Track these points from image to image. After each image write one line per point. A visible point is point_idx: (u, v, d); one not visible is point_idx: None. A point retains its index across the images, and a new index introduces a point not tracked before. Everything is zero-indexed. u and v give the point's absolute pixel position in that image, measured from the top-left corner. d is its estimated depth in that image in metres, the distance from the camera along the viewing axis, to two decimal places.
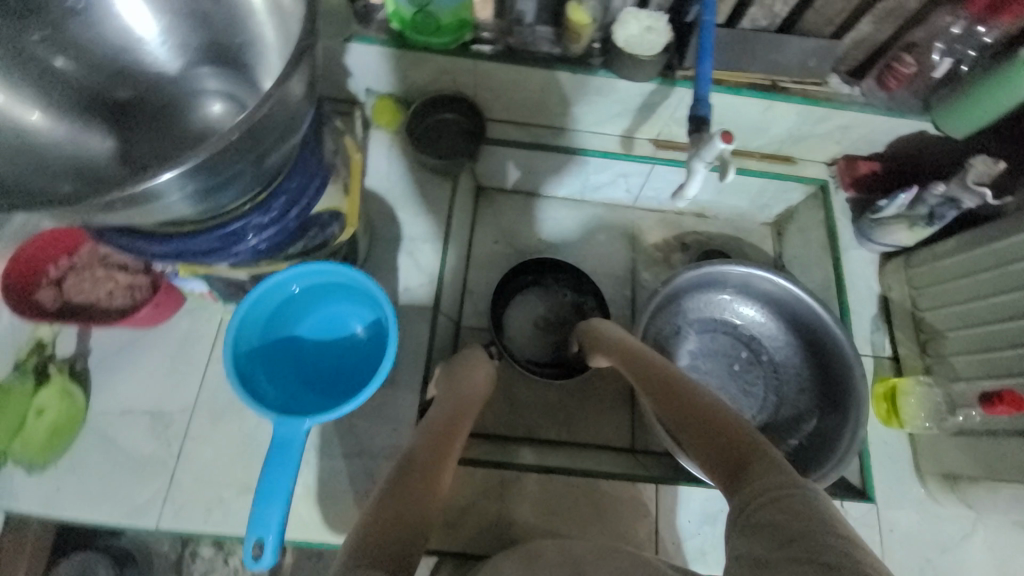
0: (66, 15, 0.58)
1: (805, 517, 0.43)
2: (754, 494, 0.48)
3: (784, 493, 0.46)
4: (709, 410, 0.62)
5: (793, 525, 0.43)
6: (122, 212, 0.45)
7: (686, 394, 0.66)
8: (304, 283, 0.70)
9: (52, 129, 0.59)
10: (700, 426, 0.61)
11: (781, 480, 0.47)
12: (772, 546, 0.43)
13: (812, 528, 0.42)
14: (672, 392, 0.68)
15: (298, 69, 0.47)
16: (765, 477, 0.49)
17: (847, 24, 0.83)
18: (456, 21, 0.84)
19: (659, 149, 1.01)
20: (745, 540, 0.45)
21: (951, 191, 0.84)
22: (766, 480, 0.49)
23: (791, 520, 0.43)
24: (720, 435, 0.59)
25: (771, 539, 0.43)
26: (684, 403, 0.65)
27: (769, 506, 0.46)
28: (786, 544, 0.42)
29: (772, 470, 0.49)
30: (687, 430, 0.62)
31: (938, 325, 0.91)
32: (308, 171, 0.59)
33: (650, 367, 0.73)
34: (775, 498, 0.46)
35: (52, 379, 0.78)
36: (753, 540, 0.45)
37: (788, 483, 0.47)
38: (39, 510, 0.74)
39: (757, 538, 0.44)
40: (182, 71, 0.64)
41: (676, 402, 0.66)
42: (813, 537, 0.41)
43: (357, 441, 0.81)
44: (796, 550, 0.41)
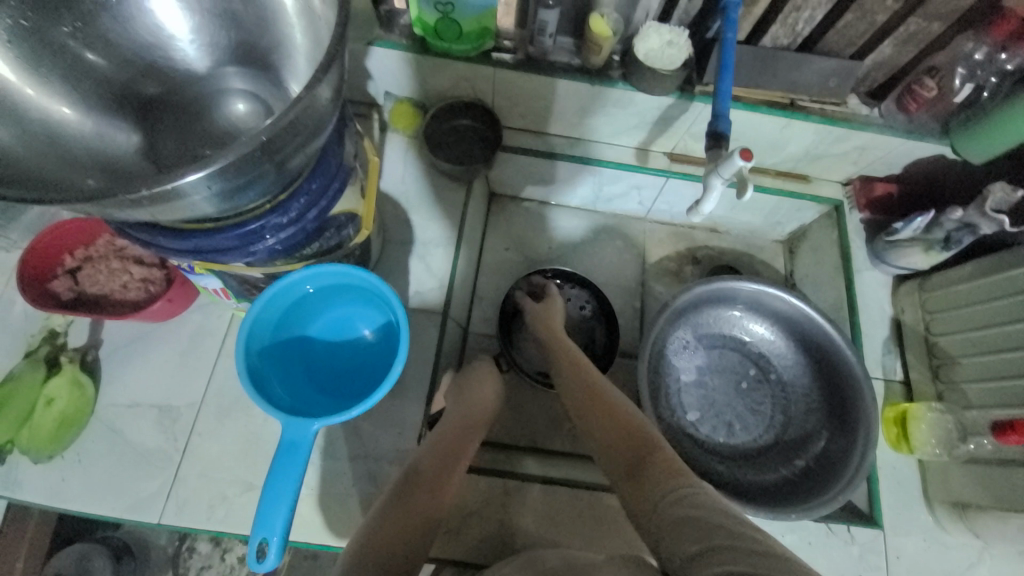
0: (98, 9, 0.59)
1: (712, 511, 0.48)
2: (660, 500, 0.52)
3: (687, 493, 0.51)
4: (625, 421, 0.67)
5: (706, 519, 0.47)
6: (148, 209, 0.46)
7: (607, 406, 0.70)
8: (318, 283, 0.71)
9: (81, 123, 0.60)
10: (616, 437, 0.65)
11: (680, 482, 0.53)
12: (694, 540, 0.45)
13: (720, 521, 0.46)
14: (596, 403, 0.71)
15: (328, 74, 0.47)
16: (668, 481, 0.54)
17: (869, 45, 0.83)
18: (478, 29, 0.82)
19: (673, 163, 1.01)
20: (668, 542, 0.47)
21: (968, 217, 0.83)
22: (665, 485, 0.53)
23: (702, 514, 0.48)
24: (627, 445, 0.63)
25: (690, 534, 0.46)
26: (603, 417, 0.69)
27: (681, 505, 0.50)
28: (705, 537, 0.45)
29: (672, 474, 0.55)
30: (604, 443, 0.66)
31: (951, 350, 0.90)
32: (329, 173, 0.60)
33: (585, 376, 0.77)
34: (683, 499, 0.50)
35: (63, 368, 0.78)
36: (675, 539, 0.47)
37: (688, 486, 0.52)
38: (44, 499, 0.74)
39: (679, 536, 0.47)
40: (209, 69, 0.65)
41: (600, 410, 0.70)
42: (729, 528, 0.45)
43: (363, 444, 0.81)
44: (715, 540, 0.44)
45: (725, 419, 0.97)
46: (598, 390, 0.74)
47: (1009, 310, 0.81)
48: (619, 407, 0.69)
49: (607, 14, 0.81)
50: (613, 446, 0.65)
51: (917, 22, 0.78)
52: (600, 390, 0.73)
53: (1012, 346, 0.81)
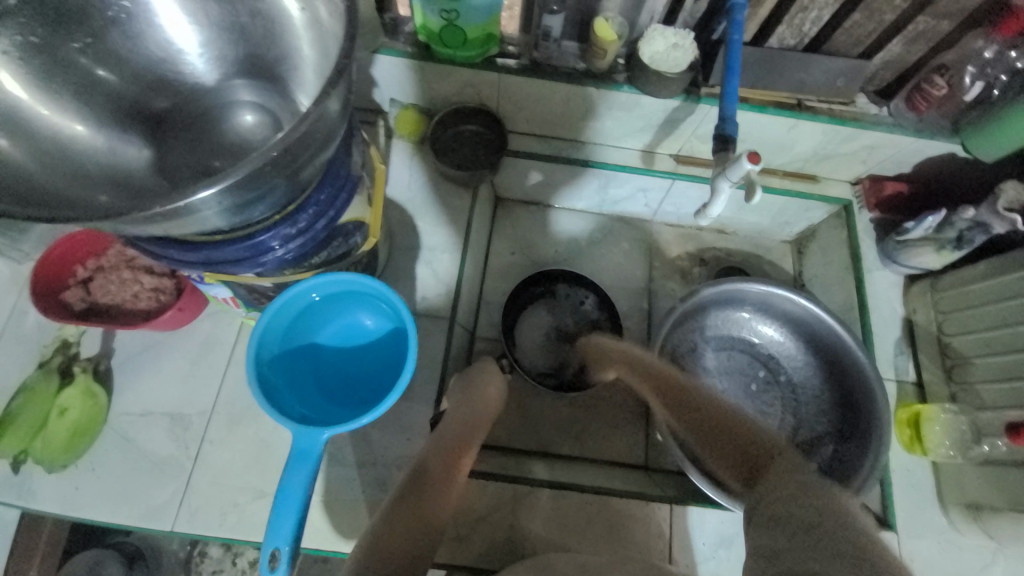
0: (108, 24, 0.59)
1: (817, 510, 0.45)
2: (765, 494, 0.50)
3: (801, 489, 0.48)
4: (726, 415, 0.65)
5: (806, 516, 0.45)
6: (160, 224, 0.46)
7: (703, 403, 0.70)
8: (325, 291, 0.71)
9: (93, 139, 0.60)
10: (716, 431, 0.64)
11: (797, 477, 0.50)
12: (786, 537, 0.44)
13: (824, 521, 0.44)
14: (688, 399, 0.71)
15: (337, 87, 0.47)
16: (779, 476, 0.51)
17: (877, 45, 0.82)
18: (483, 35, 0.83)
19: (680, 165, 1.00)
20: (760, 536, 0.46)
21: (980, 216, 0.83)
22: (777, 478, 0.51)
23: (804, 513, 0.45)
24: (729, 438, 0.61)
25: (781, 533, 0.45)
26: (697, 413, 0.69)
27: (786, 502, 0.47)
28: (798, 533, 0.44)
29: (787, 470, 0.52)
30: (707, 437, 0.64)
31: (965, 351, 0.89)
32: (337, 183, 0.60)
33: (664, 378, 0.77)
34: (792, 493, 0.48)
35: (76, 378, 0.79)
36: (767, 534, 0.46)
37: (806, 484, 0.49)
38: (60, 507, 0.75)
39: (772, 531, 0.46)
40: (217, 82, 0.66)
41: (693, 412, 0.69)
42: (830, 528, 0.43)
43: (371, 450, 0.81)
44: (809, 538, 0.43)
45: None
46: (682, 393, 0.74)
47: None
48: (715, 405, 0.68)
49: (612, 18, 0.81)
50: (715, 437, 0.63)
51: (926, 20, 0.77)
52: (686, 389, 0.74)
53: None
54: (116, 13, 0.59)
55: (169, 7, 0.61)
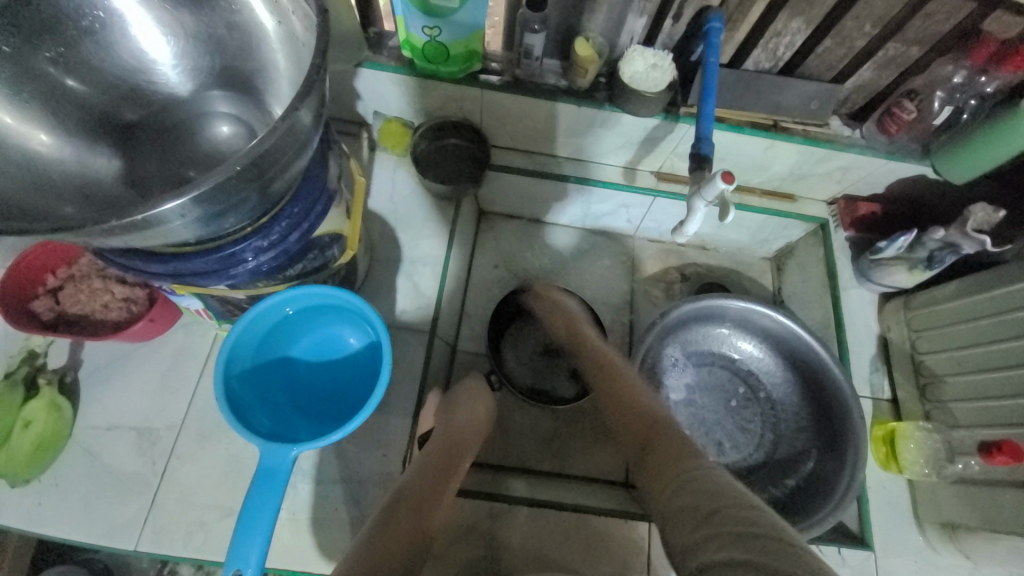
0: (81, 34, 0.59)
1: (715, 496, 0.48)
2: (670, 488, 0.53)
3: (702, 478, 0.52)
4: (640, 405, 0.71)
5: (706, 505, 0.47)
6: (124, 236, 0.46)
7: (624, 386, 0.76)
8: (298, 305, 0.70)
9: (60, 150, 0.60)
10: (626, 412, 0.72)
11: (697, 470, 0.53)
12: (691, 529, 0.46)
13: (718, 505, 0.46)
14: (613, 387, 0.76)
15: (308, 101, 0.47)
16: (682, 468, 0.55)
17: (848, 70, 0.85)
18: (465, 52, 0.83)
19: (661, 182, 1.02)
20: (672, 530, 0.48)
21: (949, 237, 0.85)
22: (677, 473, 0.54)
23: (705, 502, 0.48)
24: (643, 425, 0.68)
25: (687, 523, 0.47)
26: (621, 400, 0.74)
27: (687, 493, 0.50)
28: (699, 522, 0.46)
29: (688, 462, 0.55)
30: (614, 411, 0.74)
31: (938, 369, 0.90)
32: (312, 196, 0.60)
33: (600, 360, 0.82)
34: (690, 485, 0.51)
35: (41, 392, 0.76)
36: (677, 528, 0.47)
37: (698, 471, 0.53)
38: (18, 525, 0.72)
39: (680, 524, 0.47)
40: (193, 94, 0.66)
41: (613, 398, 0.75)
42: (727, 511, 0.45)
43: (346, 466, 0.79)
44: (708, 523, 0.45)
45: (715, 437, 0.97)
46: (616, 375, 0.78)
47: (1016, 325, 0.78)
48: (636, 397, 0.73)
49: (592, 38, 0.83)
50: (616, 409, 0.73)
51: (895, 46, 0.79)
52: (618, 372, 0.79)
53: (1012, 363, 0.79)
54: (90, 23, 0.59)
55: (143, 20, 0.61)
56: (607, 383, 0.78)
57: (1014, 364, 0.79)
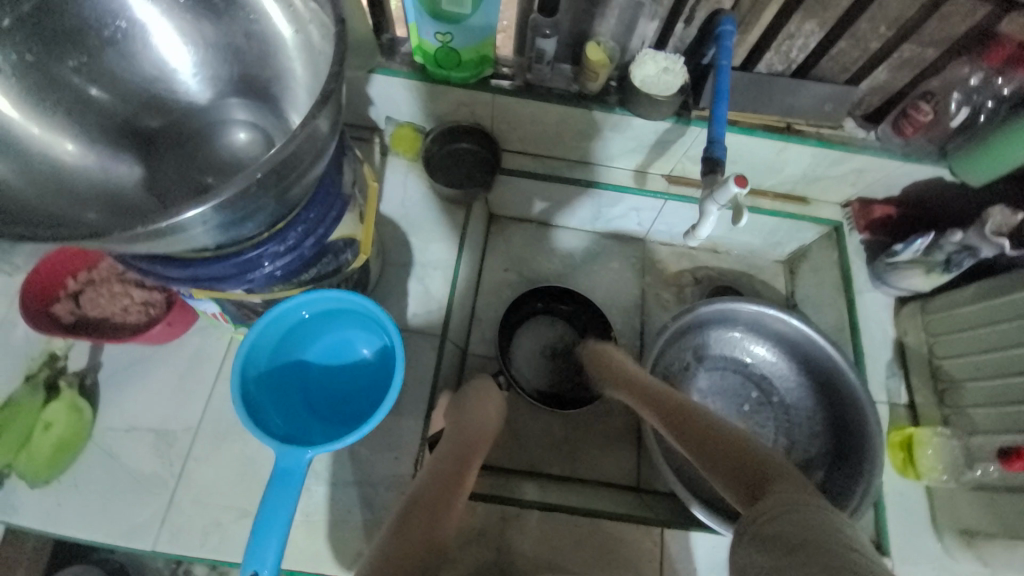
0: (104, 44, 0.61)
1: (819, 530, 0.44)
2: (767, 512, 0.49)
3: (807, 508, 0.47)
4: (722, 432, 0.65)
5: (803, 535, 0.44)
6: (147, 243, 0.47)
7: (696, 416, 0.69)
8: (312, 309, 0.71)
9: (83, 158, 0.61)
10: (706, 438, 0.65)
11: (803, 498, 0.49)
12: (779, 555, 0.43)
13: (821, 538, 0.43)
14: (687, 418, 0.70)
15: (326, 109, 0.48)
16: (781, 494, 0.51)
17: (862, 72, 0.84)
18: (477, 57, 0.84)
19: (672, 185, 1.01)
20: (756, 552, 0.46)
21: (968, 240, 0.83)
22: (776, 495, 0.51)
23: (800, 530, 0.45)
24: (732, 453, 0.61)
25: (777, 547, 0.44)
26: (701, 429, 0.67)
27: (780, 519, 0.47)
28: (793, 550, 0.43)
29: (791, 490, 0.51)
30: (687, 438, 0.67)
31: (956, 374, 0.89)
32: (327, 202, 0.61)
33: (655, 395, 0.76)
34: (792, 512, 0.47)
35: (63, 394, 0.80)
36: (762, 551, 0.45)
37: (799, 497, 0.49)
38: (39, 525, 0.74)
39: (767, 548, 0.45)
40: (210, 101, 0.67)
41: (688, 423, 0.69)
42: (830, 547, 0.42)
43: (359, 469, 0.80)
44: (805, 552, 0.42)
45: None
46: (682, 408, 0.72)
47: None
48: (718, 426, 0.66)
49: (603, 42, 0.83)
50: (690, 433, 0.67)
51: (911, 48, 0.78)
52: (686, 405, 0.72)
53: None
54: (112, 33, 0.61)
55: (163, 29, 0.62)
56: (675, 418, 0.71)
57: None
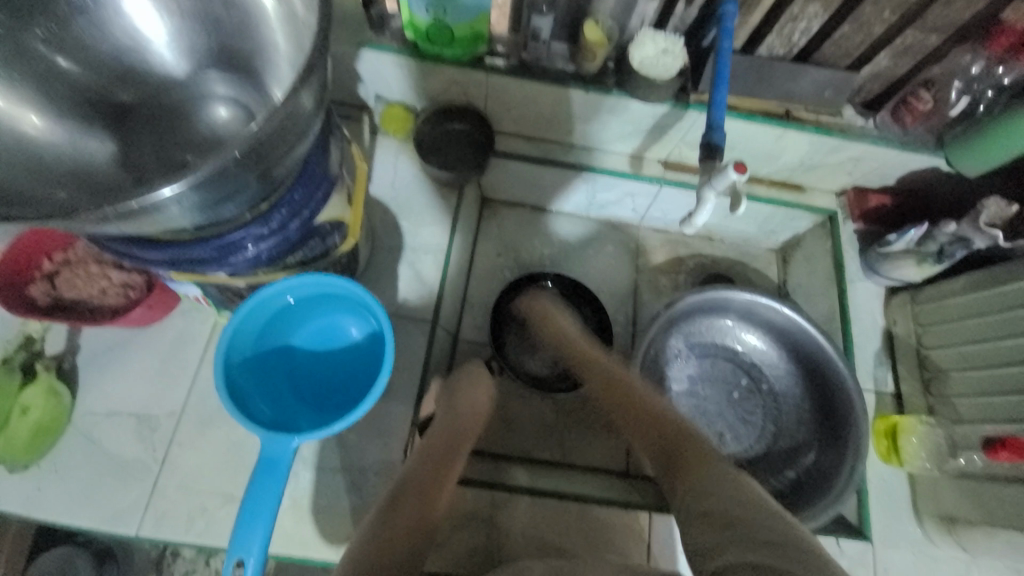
0: (73, 12, 0.57)
1: (738, 502, 0.48)
2: (700, 494, 0.52)
3: (727, 483, 0.52)
4: (659, 413, 0.71)
5: (728, 509, 0.48)
6: (121, 223, 0.44)
7: (636, 398, 0.75)
8: (300, 293, 0.69)
9: (53, 132, 0.58)
10: (648, 429, 0.69)
11: (728, 479, 0.53)
12: (711, 530, 0.47)
13: (747, 515, 0.46)
14: (627, 402, 0.75)
15: (310, 82, 0.46)
16: (707, 477, 0.55)
17: (864, 57, 0.82)
18: (471, 34, 0.81)
19: (668, 170, 1.00)
20: (697, 531, 0.48)
21: (961, 231, 0.83)
22: (711, 479, 0.54)
23: (733, 508, 0.48)
24: (669, 441, 0.65)
25: (715, 525, 0.47)
26: (641, 414, 0.72)
27: (716, 499, 0.50)
28: (724, 525, 0.46)
29: (718, 471, 0.55)
30: (631, 425, 0.73)
31: (942, 363, 0.90)
32: (313, 182, 0.58)
33: (614, 381, 0.79)
34: (714, 490, 0.52)
35: (39, 378, 0.76)
36: (702, 531, 0.47)
37: (730, 480, 0.53)
38: (18, 510, 0.72)
39: (706, 528, 0.47)
40: (188, 74, 0.64)
41: (631, 412, 0.73)
42: (758, 520, 0.45)
43: (348, 455, 0.79)
44: (740, 531, 0.44)
45: (716, 428, 0.97)
46: (629, 393, 0.76)
47: (1006, 325, 0.80)
48: (662, 413, 0.70)
49: (601, 20, 0.80)
50: (642, 428, 0.70)
51: (915, 33, 0.77)
52: (623, 383, 0.77)
53: (1011, 359, 0.79)
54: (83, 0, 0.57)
55: None
56: (619, 399, 0.76)
57: (1012, 360, 0.79)
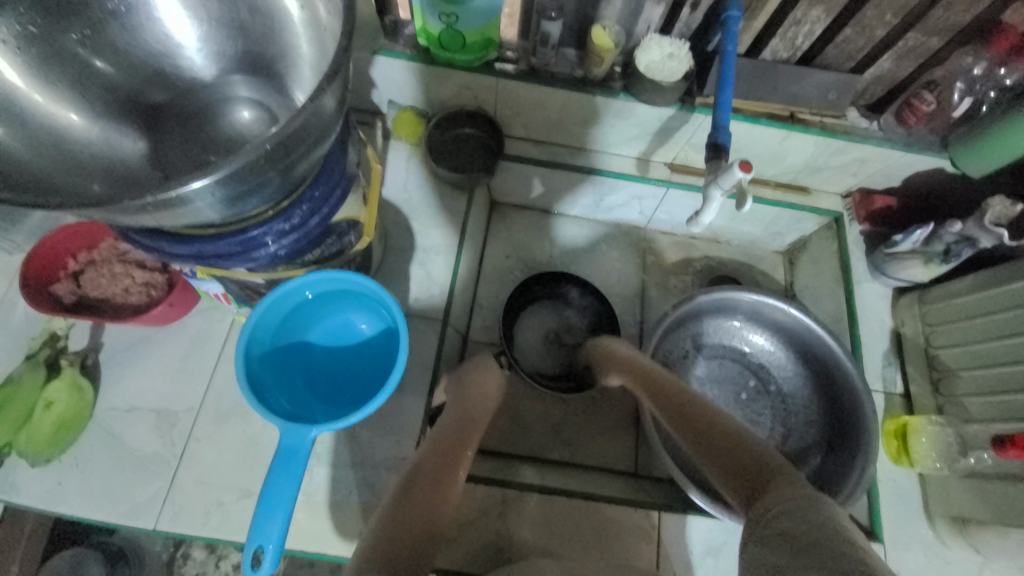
0: (107, 17, 0.60)
1: (820, 527, 0.45)
2: (771, 509, 0.50)
3: (807, 504, 0.48)
4: (718, 425, 0.65)
5: (806, 534, 0.45)
6: (154, 214, 0.47)
7: (693, 406, 0.71)
8: (318, 290, 0.71)
9: (88, 131, 0.61)
10: (704, 435, 0.65)
11: (799, 491, 0.50)
12: (794, 561, 0.43)
13: (823, 538, 0.44)
14: (688, 414, 0.69)
15: (334, 83, 0.48)
16: (780, 489, 0.51)
17: (868, 60, 0.84)
18: (482, 40, 0.83)
19: (675, 173, 1.01)
20: (763, 552, 0.46)
21: (967, 230, 0.84)
22: (782, 493, 0.50)
23: (805, 528, 0.45)
24: (728, 451, 0.60)
25: (785, 549, 0.44)
26: (699, 424, 0.67)
27: (783, 518, 0.47)
28: (803, 553, 0.43)
29: (791, 484, 0.51)
30: (685, 432, 0.68)
31: (952, 363, 0.90)
32: (331, 181, 0.61)
33: (665, 387, 0.75)
34: (796, 514, 0.47)
35: (63, 372, 0.78)
36: (769, 552, 0.45)
37: (802, 494, 0.49)
38: (39, 504, 0.74)
39: (773, 548, 0.45)
40: (215, 78, 0.66)
41: (686, 420, 0.68)
42: (831, 549, 0.42)
43: (360, 451, 0.80)
44: (813, 558, 0.42)
45: None
46: (680, 402, 0.72)
47: (1018, 322, 0.80)
48: (717, 419, 0.66)
49: (609, 26, 0.83)
50: (698, 435, 0.65)
51: (916, 36, 0.78)
52: (681, 394, 0.73)
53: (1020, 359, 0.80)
54: (116, 6, 0.60)
55: (170, 5, 0.62)
56: (676, 412, 0.70)
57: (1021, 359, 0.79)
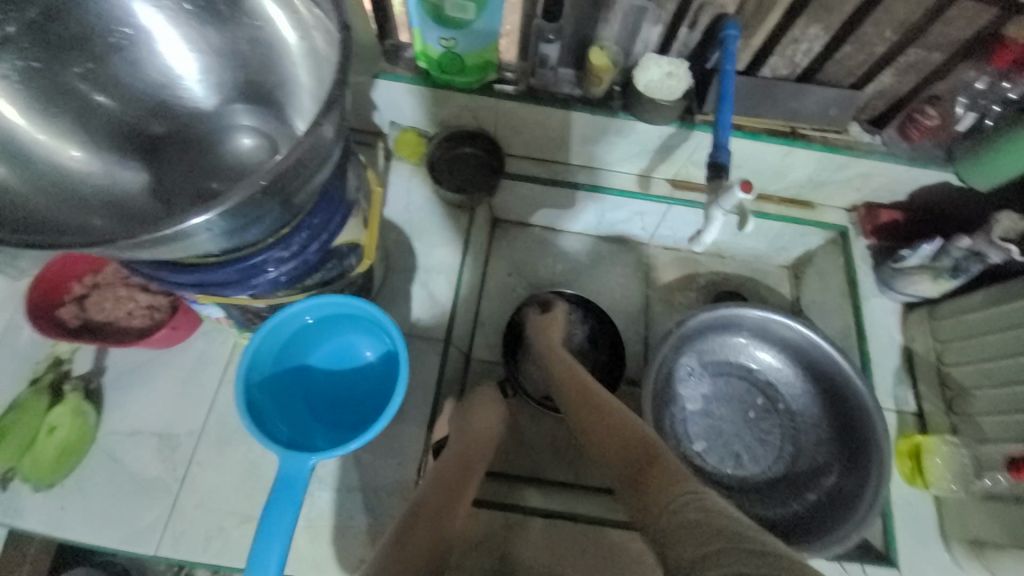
0: (109, 50, 0.62)
1: (714, 512, 0.46)
2: (667, 504, 0.50)
3: (697, 494, 0.49)
4: (618, 425, 0.67)
5: (705, 521, 0.45)
6: (156, 248, 0.47)
7: (598, 410, 0.71)
8: (318, 314, 0.71)
9: (91, 165, 0.63)
10: (608, 437, 0.66)
11: (689, 485, 0.51)
12: (702, 547, 0.42)
13: (720, 523, 0.44)
14: (594, 418, 0.70)
15: (331, 115, 0.48)
16: (674, 485, 0.52)
17: (868, 76, 0.83)
18: (480, 62, 0.84)
19: (676, 190, 1.01)
20: (673, 545, 0.45)
21: (976, 246, 0.82)
22: (675, 488, 0.51)
23: (706, 515, 0.45)
24: (626, 452, 0.63)
25: (692, 538, 0.44)
26: (606, 428, 0.68)
27: (686, 510, 0.47)
28: (709, 538, 0.43)
29: (680, 479, 0.53)
30: (593, 439, 0.68)
31: (964, 381, 0.88)
32: (331, 208, 0.61)
33: (573, 391, 0.74)
34: (692, 504, 0.48)
35: (67, 398, 0.79)
36: (680, 544, 0.44)
37: (693, 487, 0.50)
38: (40, 529, 0.74)
39: (683, 539, 0.44)
40: (217, 108, 0.67)
41: (593, 424, 0.69)
42: (729, 529, 0.42)
43: (362, 475, 0.80)
44: (717, 542, 0.42)
45: (734, 450, 0.95)
46: (588, 405, 0.72)
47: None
48: (620, 419, 0.68)
49: (606, 46, 0.83)
50: (604, 442, 0.66)
51: (916, 52, 0.78)
52: (588, 396, 0.74)
53: None
54: (118, 40, 0.62)
55: (173, 39, 0.64)
56: (582, 421, 0.71)
57: None
